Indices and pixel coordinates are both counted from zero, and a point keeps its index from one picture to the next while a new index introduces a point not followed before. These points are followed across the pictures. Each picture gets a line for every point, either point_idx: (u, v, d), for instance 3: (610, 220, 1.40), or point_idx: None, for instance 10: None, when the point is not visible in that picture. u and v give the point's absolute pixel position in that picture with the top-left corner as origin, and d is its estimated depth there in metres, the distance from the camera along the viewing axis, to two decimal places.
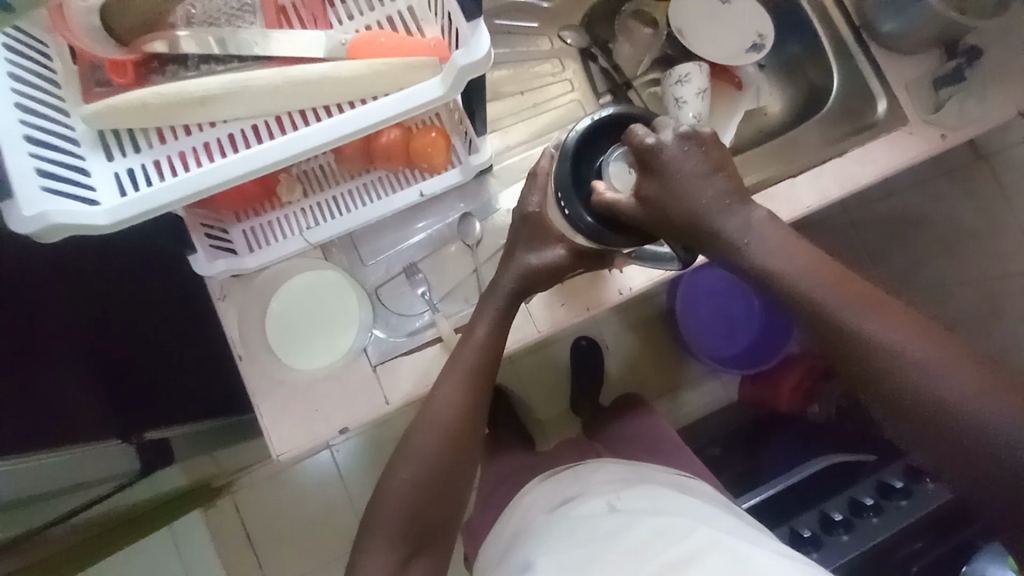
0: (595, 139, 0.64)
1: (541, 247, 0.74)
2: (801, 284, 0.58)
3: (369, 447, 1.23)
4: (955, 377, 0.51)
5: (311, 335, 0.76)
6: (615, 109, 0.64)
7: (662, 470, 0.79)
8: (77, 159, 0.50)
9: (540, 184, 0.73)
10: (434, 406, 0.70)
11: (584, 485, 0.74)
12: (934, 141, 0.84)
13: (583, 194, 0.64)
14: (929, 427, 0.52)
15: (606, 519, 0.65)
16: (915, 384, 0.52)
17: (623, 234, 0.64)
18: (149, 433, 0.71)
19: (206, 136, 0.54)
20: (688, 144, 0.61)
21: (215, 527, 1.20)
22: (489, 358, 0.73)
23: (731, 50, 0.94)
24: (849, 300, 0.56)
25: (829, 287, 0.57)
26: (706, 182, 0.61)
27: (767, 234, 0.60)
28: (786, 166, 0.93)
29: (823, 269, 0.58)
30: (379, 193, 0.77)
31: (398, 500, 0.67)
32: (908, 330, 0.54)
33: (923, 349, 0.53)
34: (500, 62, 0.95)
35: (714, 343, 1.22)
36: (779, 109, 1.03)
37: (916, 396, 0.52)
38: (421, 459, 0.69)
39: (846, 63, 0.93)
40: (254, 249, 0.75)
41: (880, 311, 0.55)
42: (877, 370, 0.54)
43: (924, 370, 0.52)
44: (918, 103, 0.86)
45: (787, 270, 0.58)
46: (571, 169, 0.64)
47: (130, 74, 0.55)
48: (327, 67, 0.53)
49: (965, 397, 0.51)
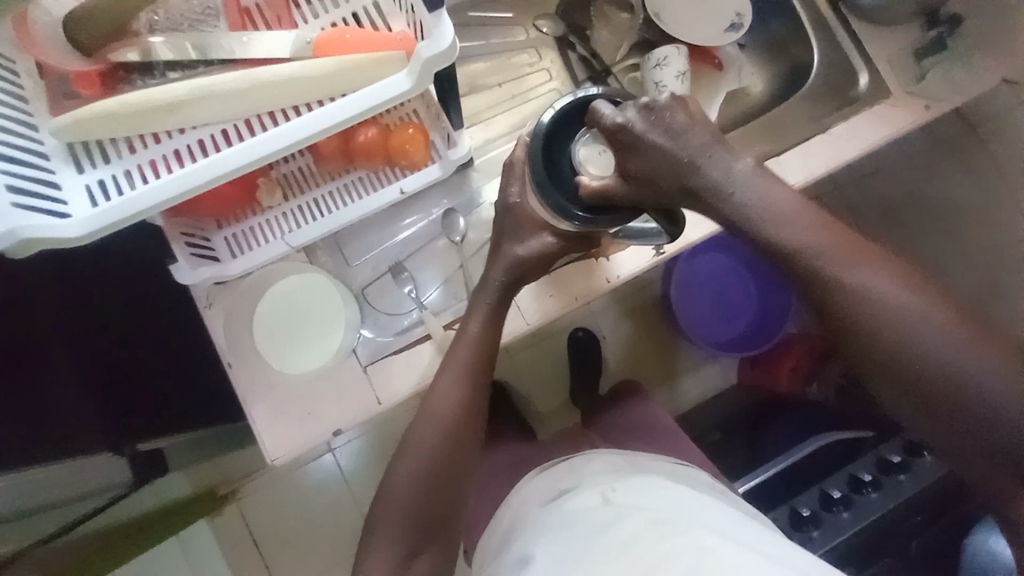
0: (563, 130, 0.65)
1: (528, 236, 0.73)
2: (813, 250, 0.57)
3: (373, 446, 1.23)
4: (974, 354, 0.52)
5: (305, 338, 0.76)
6: (572, 96, 0.65)
7: (658, 460, 0.80)
8: (47, 173, 0.50)
9: (517, 174, 0.73)
10: (432, 404, 0.70)
11: (578, 476, 0.74)
12: (918, 110, 0.83)
13: (565, 187, 0.64)
14: (932, 395, 0.52)
15: (601, 510, 0.65)
16: (932, 362, 0.52)
17: (611, 214, 0.64)
18: (142, 443, 0.72)
19: (177, 143, 0.54)
20: (652, 115, 0.61)
21: (222, 535, 1.20)
22: (484, 351, 0.73)
23: (705, 30, 0.94)
24: (869, 274, 0.55)
25: (850, 261, 0.56)
26: (685, 135, 0.60)
27: (778, 201, 0.59)
28: (773, 141, 0.92)
29: (841, 243, 0.57)
30: (360, 194, 0.77)
31: (398, 499, 0.68)
32: (912, 296, 0.54)
33: (942, 327, 0.53)
34: (477, 54, 0.94)
35: (713, 330, 1.21)
36: (761, 88, 1.01)
37: (930, 373, 0.52)
38: (420, 457, 0.69)
39: (825, 38, 0.93)
40: (236, 255, 0.74)
41: (886, 277, 0.55)
42: (891, 342, 0.53)
43: (942, 349, 0.52)
44: (902, 73, 0.85)
45: (806, 244, 0.57)
46: (546, 162, 0.64)
47: (99, 86, 0.55)
48: (292, 66, 0.52)
49: (982, 377, 0.51)
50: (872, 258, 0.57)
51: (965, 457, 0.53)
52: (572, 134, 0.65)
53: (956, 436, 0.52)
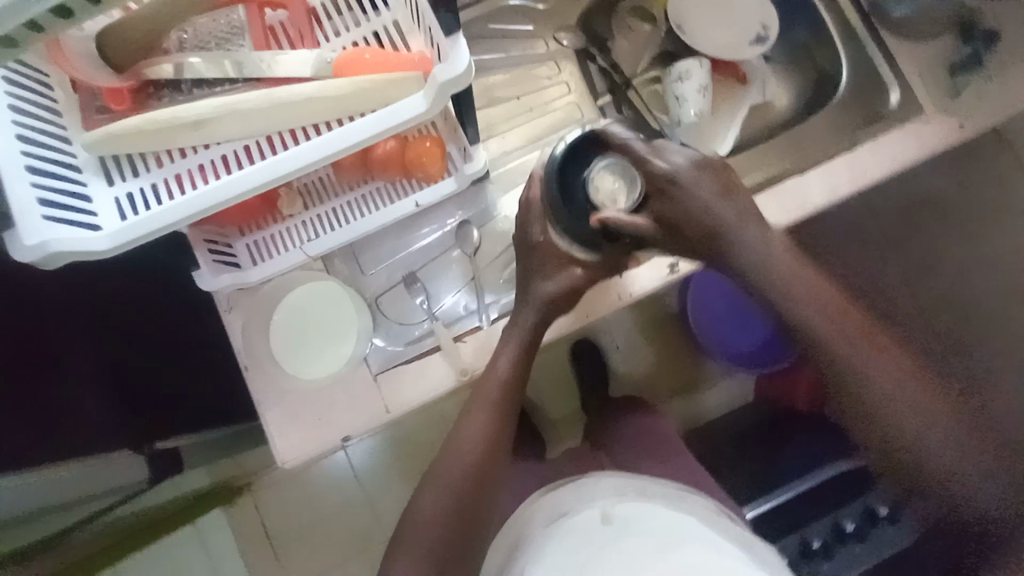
0: (580, 156, 0.71)
1: (557, 274, 0.75)
2: (814, 318, 0.66)
3: (385, 446, 1.25)
4: (938, 425, 0.62)
5: (318, 344, 0.77)
6: (606, 125, 0.72)
7: (659, 481, 0.78)
8: (79, 186, 0.52)
9: (535, 215, 0.75)
10: (464, 437, 0.73)
11: (581, 497, 0.74)
12: (951, 130, 0.80)
13: (574, 210, 0.71)
14: (900, 450, 0.63)
15: (602, 531, 0.71)
16: (904, 426, 0.63)
17: (614, 243, 0.72)
18: (160, 442, 0.74)
19: (201, 159, 0.55)
20: (699, 170, 0.70)
21: (238, 524, 1.23)
22: (511, 380, 0.75)
23: (732, 41, 0.93)
24: (859, 343, 0.65)
25: (845, 330, 0.66)
26: (724, 203, 0.69)
27: (787, 269, 0.68)
28: (797, 160, 0.90)
29: (839, 313, 0.66)
30: (378, 204, 0.78)
31: (423, 519, 0.69)
32: (899, 370, 0.64)
33: (914, 397, 0.63)
34: (494, 67, 0.93)
35: (726, 338, 1.18)
36: (786, 101, 0.99)
37: (901, 434, 0.63)
38: (449, 488, 0.70)
39: (856, 52, 0.89)
40: (257, 262, 0.76)
41: (880, 352, 0.65)
42: (869, 404, 0.64)
43: (910, 416, 0.63)
44: (935, 91, 0.81)
45: (809, 311, 0.66)
46: (559, 183, 0.71)
47: (129, 101, 0.56)
48: (313, 86, 0.53)
49: (937, 443, 0.62)
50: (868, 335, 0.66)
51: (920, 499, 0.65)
52: (585, 163, 0.71)
53: (919, 483, 0.63)
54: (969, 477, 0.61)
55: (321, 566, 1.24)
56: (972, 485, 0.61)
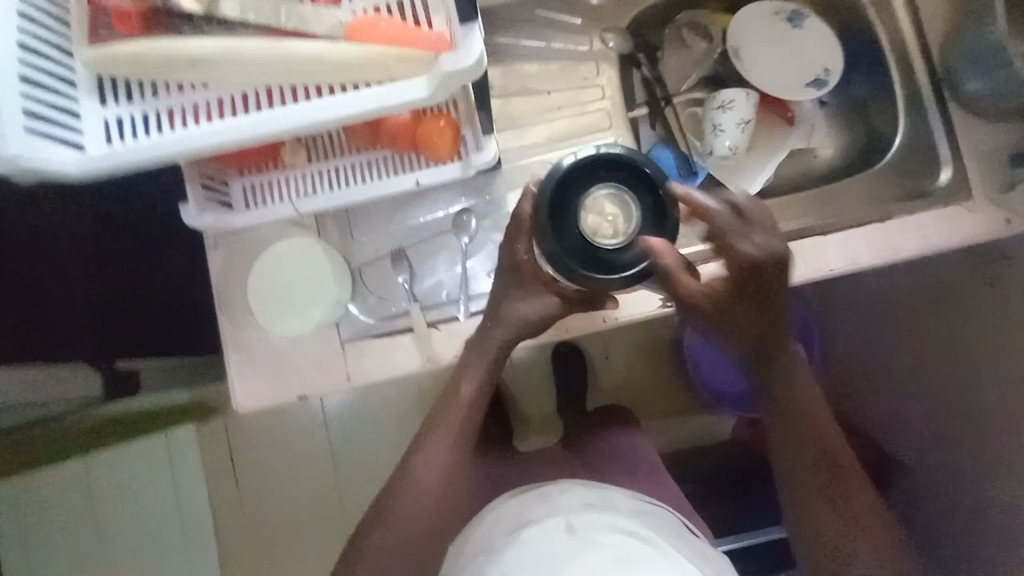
0: (584, 177, 0.63)
1: (530, 296, 0.72)
2: (772, 384, 0.72)
3: (361, 406, 1.24)
4: (847, 500, 0.68)
5: (294, 306, 0.76)
6: (622, 148, 0.62)
7: (620, 492, 0.76)
8: (71, 102, 0.51)
9: (524, 232, 0.69)
10: (424, 466, 0.72)
11: (546, 506, 0.73)
12: (995, 225, 0.74)
13: (564, 231, 0.62)
14: (810, 517, 0.68)
15: (564, 538, 0.67)
16: (814, 496, 0.68)
17: (605, 276, 0.61)
18: (120, 360, 0.79)
19: (197, 98, 0.54)
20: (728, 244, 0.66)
21: (205, 444, 1.24)
22: (477, 399, 0.75)
23: (786, 80, 0.88)
24: (800, 415, 0.71)
25: (793, 402, 0.71)
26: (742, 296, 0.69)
27: (770, 346, 0.71)
28: (827, 218, 0.85)
29: (795, 386, 0.72)
30: (381, 172, 0.76)
31: (391, 534, 0.70)
32: (831, 450, 0.70)
33: (833, 473, 0.69)
34: (530, 56, 0.89)
35: (721, 381, 1.15)
36: (830, 153, 0.93)
37: (812, 502, 0.68)
38: (411, 504, 0.71)
39: (915, 117, 0.82)
40: (250, 207, 0.75)
41: (820, 432, 0.70)
42: (793, 464, 0.70)
43: (824, 486, 0.68)
44: (987, 181, 0.76)
45: (770, 378, 0.72)
46: (554, 197, 0.62)
47: (135, 24, 0.54)
48: (319, 46, 0.50)
49: (842, 517, 0.67)
50: (844, 469, 0.69)
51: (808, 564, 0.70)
52: (589, 185, 0.63)
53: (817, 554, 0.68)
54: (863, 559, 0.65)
55: (272, 501, 1.24)
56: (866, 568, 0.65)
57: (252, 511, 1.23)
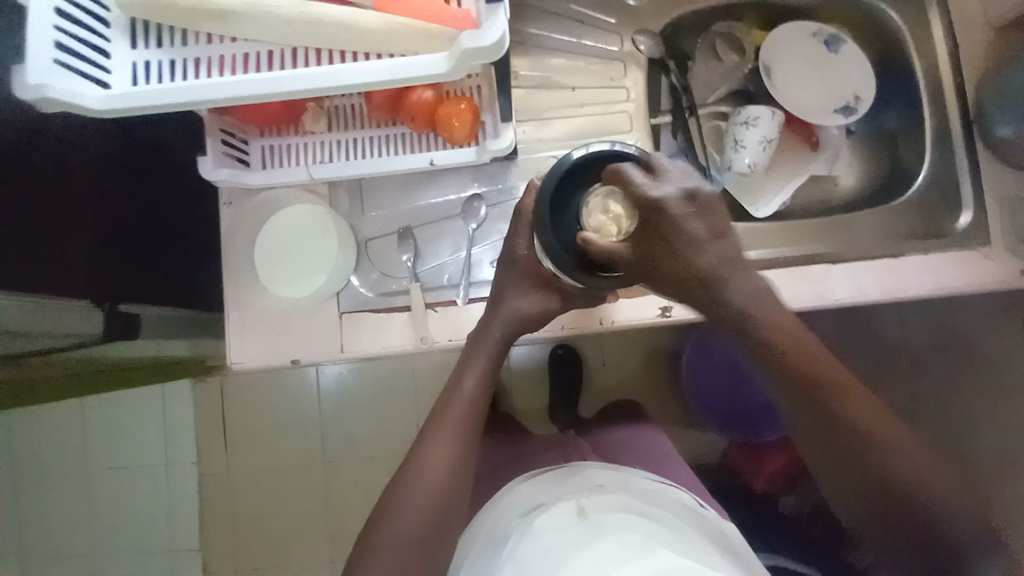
0: (589, 173, 0.65)
1: (530, 292, 0.73)
2: (776, 350, 0.61)
3: (354, 380, 1.25)
4: (908, 455, 0.60)
5: (299, 272, 0.77)
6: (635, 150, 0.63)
7: (599, 468, 0.75)
8: (102, 41, 0.53)
9: (524, 226, 0.71)
10: (425, 464, 0.68)
11: (556, 491, 0.72)
12: (1011, 275, 0.73)
13: (562, 224, 0.65)
14: (874, 484, 0.60)
15: (575, 525, 0.66)
16: (870, 459, 0.60)
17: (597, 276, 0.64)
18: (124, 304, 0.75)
19: (223, 50, 0.55)
20: (691, 205, 0.56)
21: (199, 400, 1.26)
22: (479, 393, 0.72)
23: (813, 104, 0.88)
24: (818, 381, 0.61)
25: (803, 367, 0.61)
26: (706, 247, 0.57)
27: (755, 302, 0.60)
28: (839, 245, 0.83)
29: (795, 348, 0.61)
30: (398, 149, 0.77)
31: (400, 534, 0.65)
32: (870, 413, 0.61)
33: (881, 432, 0.60)
34: (559, 50, 0.88)
35: (712, 399, 1.18)
36: (852, 181, 0.91)
37: (874, 467, 0.60)
38: (412, 509, 0.66)
39: (942, 156, 0.80)
40: (265, 167, 0.77)
41: (851, 400, 0.61)
42: (841, 436, 0.61)
43: (882, 445, 0.60)
44: (1011, 229, 0.74)
45: (773, 343, 0.60)
46: (557, 188, 0.64)
47: None
48: (346, 11, 0.50)
49: (908, 470, 0.60)
50: (875, 417, 0.61)
51: (877, 533, 0.63)
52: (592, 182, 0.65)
53: (891, 519, 0.60)
54: (940, 513, 0.59)
55: (257, 465, 1.25)
56: (940, 523, 0.59)
57: (239, 472, 1.25)
